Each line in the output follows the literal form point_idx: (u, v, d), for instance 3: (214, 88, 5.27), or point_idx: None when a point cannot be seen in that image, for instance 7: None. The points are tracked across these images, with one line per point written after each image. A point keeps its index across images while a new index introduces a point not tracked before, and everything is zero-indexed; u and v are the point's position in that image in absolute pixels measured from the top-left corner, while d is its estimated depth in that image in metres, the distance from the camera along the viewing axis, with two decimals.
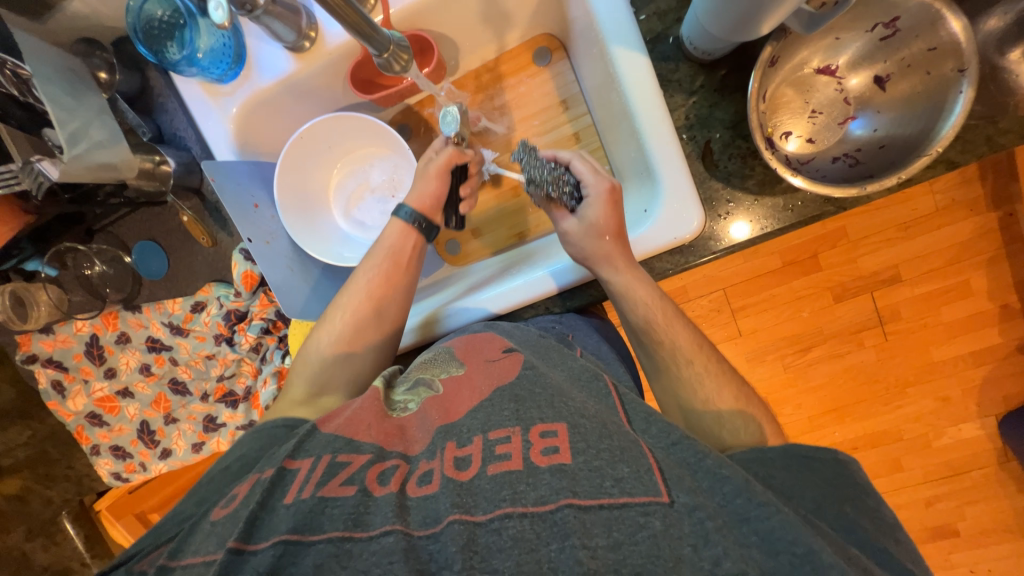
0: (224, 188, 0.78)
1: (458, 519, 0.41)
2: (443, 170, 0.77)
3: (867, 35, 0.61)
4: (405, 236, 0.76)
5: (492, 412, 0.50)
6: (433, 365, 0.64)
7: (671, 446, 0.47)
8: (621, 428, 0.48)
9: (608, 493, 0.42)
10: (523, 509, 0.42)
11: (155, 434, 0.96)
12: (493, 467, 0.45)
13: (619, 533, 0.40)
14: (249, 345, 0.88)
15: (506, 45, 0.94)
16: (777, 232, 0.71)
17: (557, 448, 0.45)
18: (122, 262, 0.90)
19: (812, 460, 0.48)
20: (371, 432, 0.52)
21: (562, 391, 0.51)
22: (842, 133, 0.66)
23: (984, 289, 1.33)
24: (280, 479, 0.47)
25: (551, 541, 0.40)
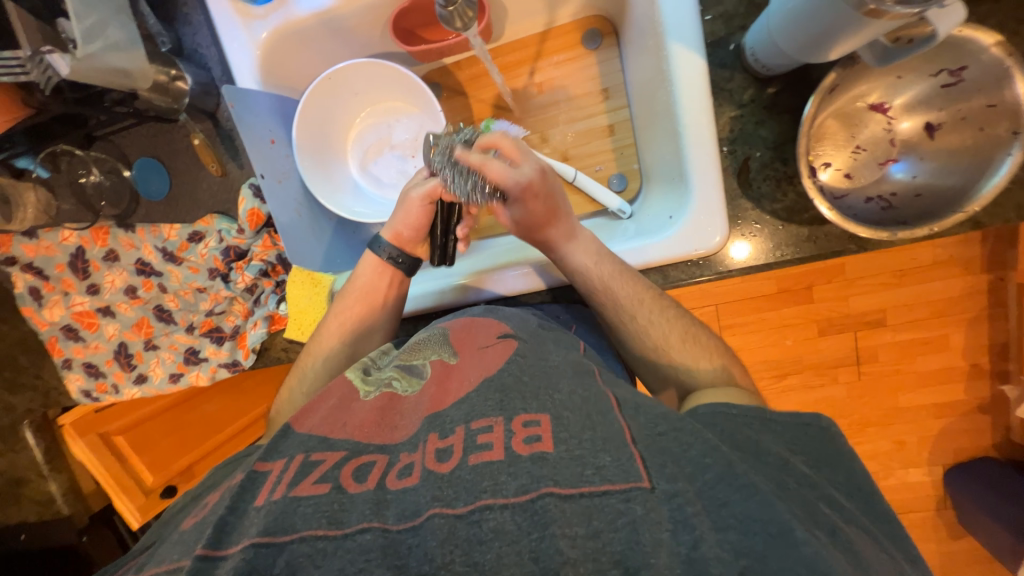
0: (243, 118, 0.74)
1: (439, 513, 0.37)
2: (424, 199, 0.71)
3: (929, 80, 0.60)
4: (379, 274, 0.73)
5: (476, 402, 0.46)
6: (423, 349, 0.59)
7: (657, 432, 0.42)
8: (607, 414, 0.43)
9: (589, 481, 0.38)
10: (505, 500, 0.37)
11: (132, 358, 0.89)
12: (473, 458, 0.41)
13: (599, 521, 0.36)
14: (244, 284, 0.84)
15: (556, 21, 0.90)
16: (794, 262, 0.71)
17: (539, 436, 0.41)
18: (121, 176, 0.86)
19: (774, 423, 0.46)
20: (347, 431, 0.48)
21: (551, 382, 0.48)
22: (881, 174, 0.66)
23: (961, 346, 1.37)
24: (252, 483, 0.44)
25: (531, 531, 0.35)
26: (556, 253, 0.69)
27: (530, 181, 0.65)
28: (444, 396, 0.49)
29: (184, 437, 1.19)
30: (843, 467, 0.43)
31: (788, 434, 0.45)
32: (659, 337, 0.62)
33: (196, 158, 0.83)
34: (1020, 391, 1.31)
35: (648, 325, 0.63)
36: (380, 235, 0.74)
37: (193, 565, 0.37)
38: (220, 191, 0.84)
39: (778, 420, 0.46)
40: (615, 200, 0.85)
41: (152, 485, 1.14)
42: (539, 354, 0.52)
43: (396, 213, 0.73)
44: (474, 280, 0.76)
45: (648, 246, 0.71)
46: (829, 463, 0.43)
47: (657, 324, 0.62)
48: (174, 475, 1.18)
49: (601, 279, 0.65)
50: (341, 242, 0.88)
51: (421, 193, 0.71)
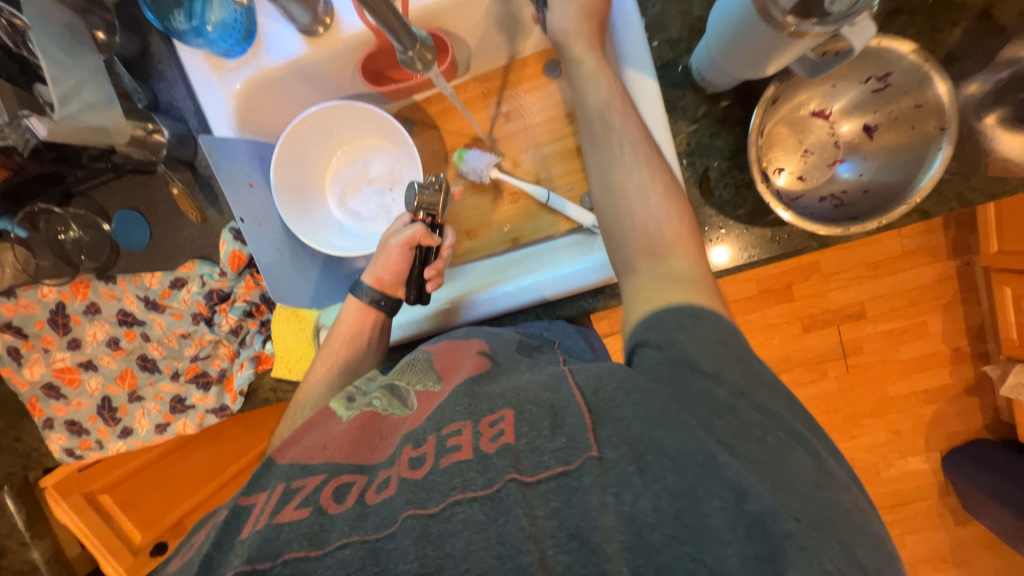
0: (220, 165, 0.77)
1: (412, 514, 0.38)
2: (401, 252, 0.71)
3: (860, 87, 0.65)
4: (362, 318, 0.74)
5: (447, 408, 0.48)
6: (408, 373, 0.60)
7: (614, 402, 0.42)
8: (569, 404, 0.43)
9: (546, 466, 0.39)
10: (473, 493, 0.39)
11: (116, 411, 0.88)
12: (444, 460, 0.42)
13: (556, 501, 0.38)
14: (229, 327, 0.85)
15: (518, 54, 0.96)
16: (763, 261, 0.74)
17: (502, 430, 0.43)
18: (100, 229, 0.87)
19: (702, 315, 0.46)
20: (326, 454, 0.48)
21: (523, 385, 0.49)
22: (831, 174, 0.70)
23: (940, 331, 1.41)
24: (235, 518, 0.44)
25: (496, 517, 0.37)
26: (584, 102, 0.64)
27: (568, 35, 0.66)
28: (425, 408, 0.51)
29: (172, 489, 1.17)
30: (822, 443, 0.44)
31: (750, 368, 0.44)
32: (648, 222, 0.54)
33: (176, 208, 0.85)
34: (1001, 371, 1.35)
35: (637, 203, 0.55)
36: (361, 282, 0.75)
37: None
38: (201, 237, 0.85)
39: (707, 314, 0.46)
40: (590, 217, 0.88)
41: (140, 544, 1.12)
42: (512, 371, 0.54)
43: (375, 264, 0.73)
44: (454, 305, 0.79)
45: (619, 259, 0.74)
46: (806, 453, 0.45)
47: (652, 203, 0.54)
48: (164, 530, 1.17)
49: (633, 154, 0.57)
50: (324, 277, 0.89)
51: (398, 244, 0.71)
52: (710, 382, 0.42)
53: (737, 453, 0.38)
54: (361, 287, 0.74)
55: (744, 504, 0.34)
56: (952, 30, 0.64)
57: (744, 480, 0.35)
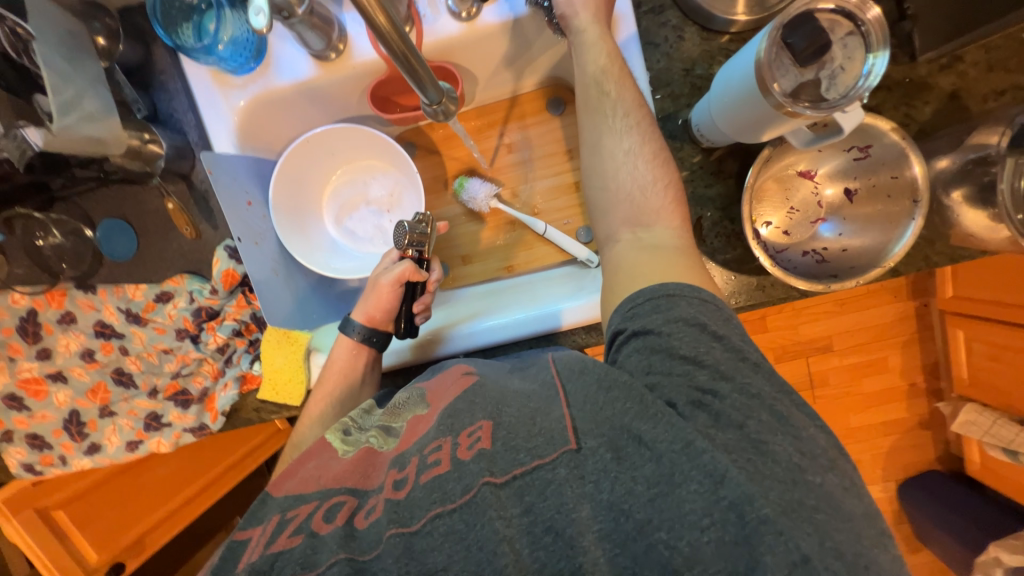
0: (220, 182, 0.75)
1: (394, 533, 0.42)
2: (392, 287, 0.72)
3: (844, 154, 0.70)
4: (355, 355, 0.74)
5: (426, 432, 0.49)
6: (401, 411, 0.59)
7: (589, 399, 0.45)
8: (551, 411, 0.46)
9: (521, 464, 0.43)
10: (452, 505, 0.42)
11: (84, 426, 0.84)
12: (425, 476, 0.44)
13: (530, 499, 0.41)
14: (215, 345, 0.82)
15: (523, 88, 0.98)
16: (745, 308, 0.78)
17: (480, 436, 0.45)
18: (83, 236, 0.84)
19: (676, 296, 0.48)
20: (320, 483, 0.49)
21: (502, 399, 0.49)
22: (814, 232, 0.74)
23: (900, 368, 1.51)
24: (232, 553, 0.44)
25: (474, 524, 0.40)
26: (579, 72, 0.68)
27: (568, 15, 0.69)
28: (410, 436, 0.52)
29: (134, 505, 1.11)
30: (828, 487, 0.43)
31: (732, 347, 0.45)
32: (633, 186, 0.60)
33: (167, 220, 0.83)
34: (952, 408, 1.44)
35: (624, 170, 0.61)
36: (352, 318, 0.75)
37: None
38: (191, 251, 0.83)
39: (680, 295, 0.48)
40: (583, 250, 0.91)
41: (95, 564, 1.06)
42: (499, 382, 0.53)
43: (367, 298, 0.74)
44: (433, 337, 0.81)
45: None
46: None
47: (638, 171, 0.60)
48: (121, 550, 1.12)
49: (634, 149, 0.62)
50: (317, 298, 0.89)
51: (388, 280, 0.72)
52: (687, 365, 0.44)
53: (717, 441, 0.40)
54: (352, 325, 0.75)
55: (717, 489, 0.37)
56: (923, 108, 0.70)
57: (720, 465, 0.38)
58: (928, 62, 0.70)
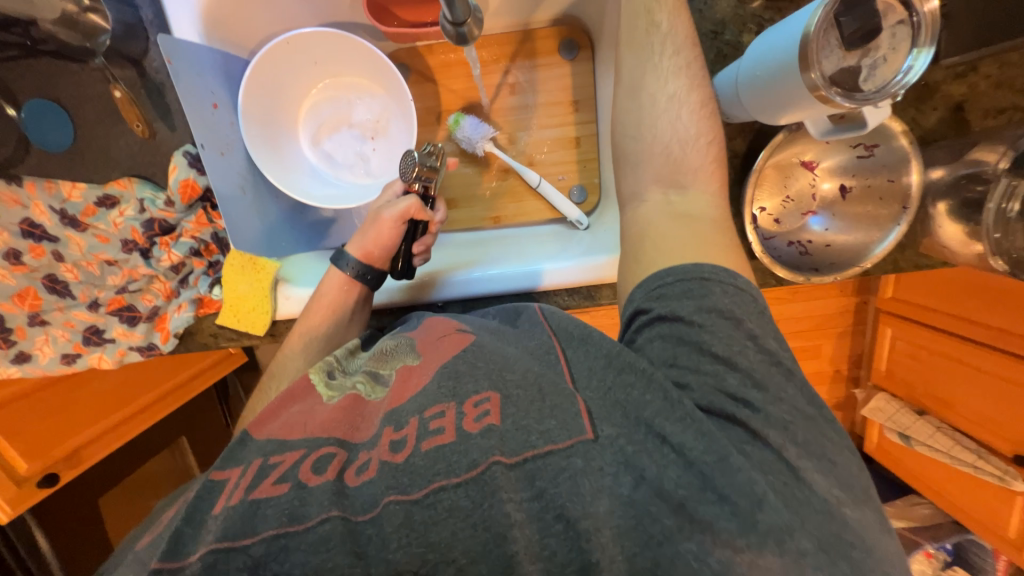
0: (180, 75, 0.65)
1: (393, 501, 0.41)
2: (395, 221, 0.67)
3: (849, 151, 0.70)
4: (347, 291, 0.70)
5: (428, 391, 0.49)
6: (388, 359, 0.59)
7: (607, 386, 0.46)
8: (558, 386, 0.47)
9: (533, 445, 0.42)
10: (457, 479, 0.41)
11: (10, 333, 0.75)
12: (426, 443, 0.44)
13: (542, 481, 0.41)
14: (170, 263, 0.75)
15: (537, 22, 0.89)
16: None
17: (488, 411, 0.45)
18: (0, 113, 0.70)
19: (710, 282, 0.48)
20: (306, 430, 0.50)
21: (505, 363, 0.50)
22: (803, 224, 0.75)
23: (829, 356, 1.65)
24: (208, 490, 0.46)
25: (482, 502, 0.40)
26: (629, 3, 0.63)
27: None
28: (404, 392, 0.52)
29: (69, 418, 1.05)
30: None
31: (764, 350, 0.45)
32: (673, 139, 0.58)
33: (114, 112, 0.71)
34: (865, 395, 1.62)
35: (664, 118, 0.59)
36: (346, 251, 0.70)
37: None
38: (143, 152, 0.73)
39: (713, 280, 0.48)
40: (574, 210, 0.88)
41: (26, 473, 1.01)
42: (495, 346, 0.53)
43: (366, 233, 0.69)
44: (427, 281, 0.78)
45: (591, 264, 0.77)
46: None
47: (680, 123, 0.58)
48: (57, 461, 1.06)
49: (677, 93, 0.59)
50: (287, 225, 0.81)
51: (390, 215, 0.67)
52: (710, 356, 0.44)
53: (749, 456, 0.41)
54: (345, 259, 0.70)
55: (752, 513, 0.37)
56: (929, 114, 0.71)
57: (754, 483, 0.38)
58: (945, 68, 0.69)
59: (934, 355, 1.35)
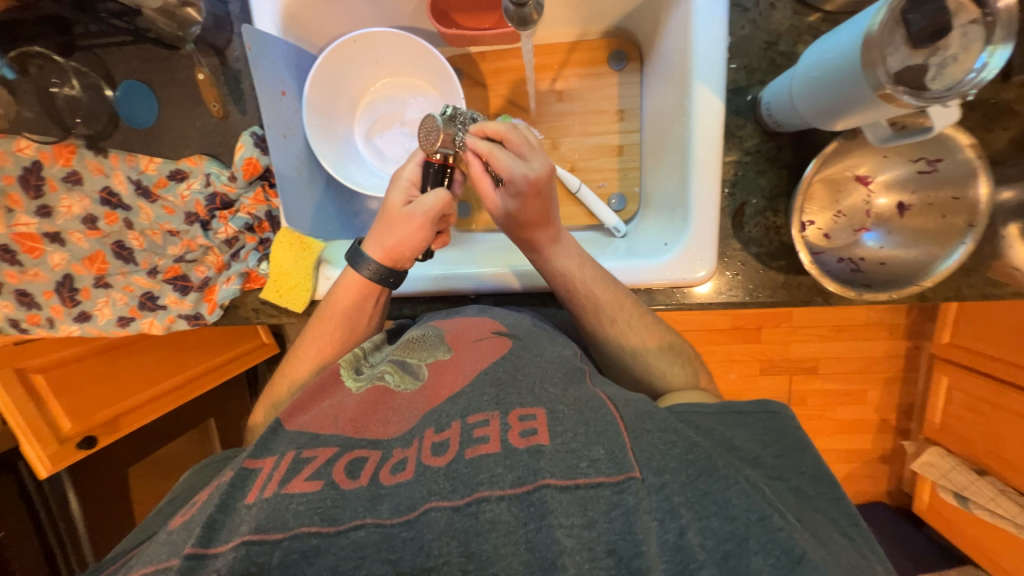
0: (258, 62, 0.70)
1: (435, 507, 0.36)
2: (427, 219, 0.60)
3: (909, 165, 0.68)
4: (365, 293, 0.64)
5: (472, 396, 0.45)
6: (417, 349, 0.55)
7: (644, 428, 0.41)
8: (599, 409, 0.43)
9: (584, 473, 0.38)
10: (501, 492, 0.37)
11: (78, 293, 0.82)
12: (470, 451, 0.39)
13: (593, 512, 0.36)
14: (225, 236, 0.79)
15: (587, 34, 0.93)
16: (743, 303, 0.77)
17: (535, 430, 0.41)
18: (99, 93, 0.78)
19: (745, 416, 0.46)
20: (338, 425, 0.45)
21: (545, 376, 0.47)
22: (856, 239, 0.72)
23: (876, 403, 1.53)
24: (241, 481, 0.41)
25: (527, 522, 0.36)
26: (540, 255, 0.63)
27: (536, 179, 0.55)
28: (440, 391, 0.47)
29: (110, 386, 1.10)
30: (809, 454, 0.44)
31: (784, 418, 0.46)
32: (627, 345, 0.62)
33: (194, 94, 0.78)
34: (916, 448, 1.47)
35: (612, 332, 0.62)
36: (364, 251, 0.64)
37: (184, 564, 0.35)
38: (215, 132, 0.79)
39: (748, 414, 0.46)
40: (612, 218, 0.89)
41: (68, 434, 1.04)
42: (533, 350, 0.51)
43: (390, 233, 0.62)
44: (451, 285, 0.77)
45: (643, 268, 0.74)
46: (802, 449, 0.44)
47: (628, 334, 0.61)
48: (95, 426, 1.09)
49: (584, 280, 0.62)
50: (334, 209, 0.85)
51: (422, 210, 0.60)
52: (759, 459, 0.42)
53: (788, 517, 0.36)
54: (363, 258, 0.64)
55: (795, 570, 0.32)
56: (1000, 134, 0.67)
57: (798, 544, 0.33)
58: (1018, 86, 0.66)
59: (998, 411, 1.23)
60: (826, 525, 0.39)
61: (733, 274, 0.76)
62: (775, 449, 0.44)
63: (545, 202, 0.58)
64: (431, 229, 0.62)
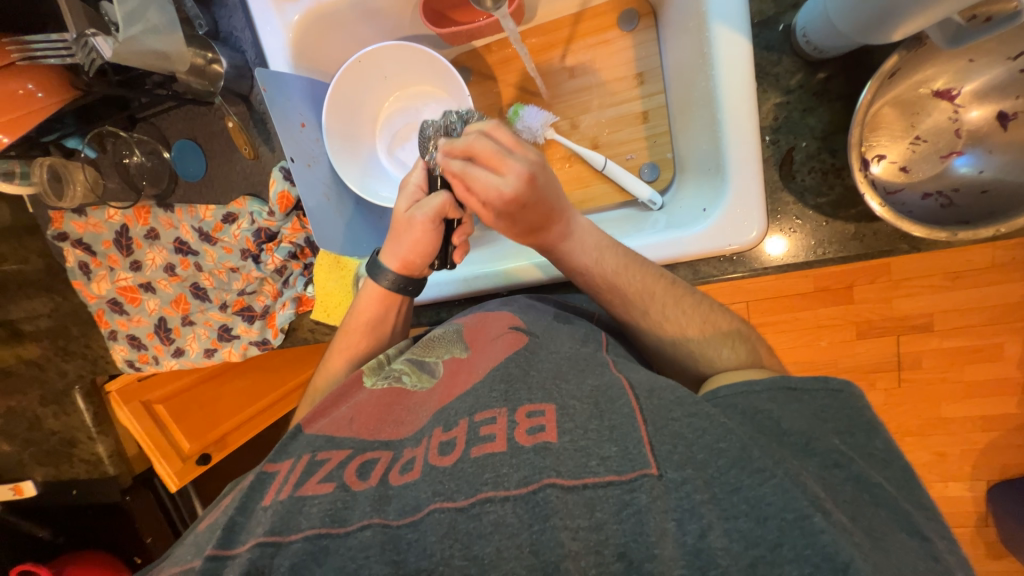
0: (276, 101, 0.75)
1: (439, 508, 0.36)
2: (432, 219, 0.62)
3: (1005, 65, 0.55)
4: (386, 303, 0.67)
5: (481, 392, 0.45)
6: (435, 347, 0.56)
7: (670, 417, 0.38)
8: (617, 400, 0.40)
9: (593, 472, 0.35)
10: (506, 492, 0.35)
11: (171, 332, 0.94)
12: (476, 450, 0.39)
13: (602, 512, 0.33)
14: (274, 266, 0.86)
15: (591, 1, 0.87)
16: (808, 263, 0.68)
17: (543, 427, 0.39)
18: (161, 157, 0.89)
19: (798, 392, 0.40)
20: (352, 428, 0.47)
21: (558, 372, 0.45)
22: (942, 168, 0.60)
23: (1016, 357, 1.27)
24: (261, 484, 0.44)
25: (531, 523, 0.33)
26: (555, 254, 0.61)
27: (528, 177, 0.54)
28: (453, 387, 0.48)
29: (215, 409, 1.26)
30: (877, 435, 0.38)
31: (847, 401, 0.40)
32: (665, 334, 0.56)
33: (230, 142, 0.85)
34: None
35: (647, 324, 0.57)
36: (382, 262, 0.66)
37: (204, 566, 0.37)
38: (253, 173, 0.86)
39: (803, 390, 0.40)
40: (645, 190, 0.82)
41: (188, 453, 1.21)
42: (551, 346, 0.50)
43: (401, 242, 0.64)
44: (480, 287, 0.76)
45: (682, 241, 0.67)
46: (867, 431, 0.38)
47: (665, 322, 0.55)
48: (208, 444, 1.26)
49: (604, 275, 0.58)
50: (366, 226, 0.88)
51: (417, 215, 0.62)
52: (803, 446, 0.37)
53: (834, 519, 0.30)
54: (382, 270, 0.66)
55: None
56: None
57: (844, 552, 0.28)
58: None
59: None
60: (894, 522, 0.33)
61: (790, 232, 0.67)
62: (837, 426, 0.38)
63: (544, 198, 0.55)
64: (438, 231, 0.63)
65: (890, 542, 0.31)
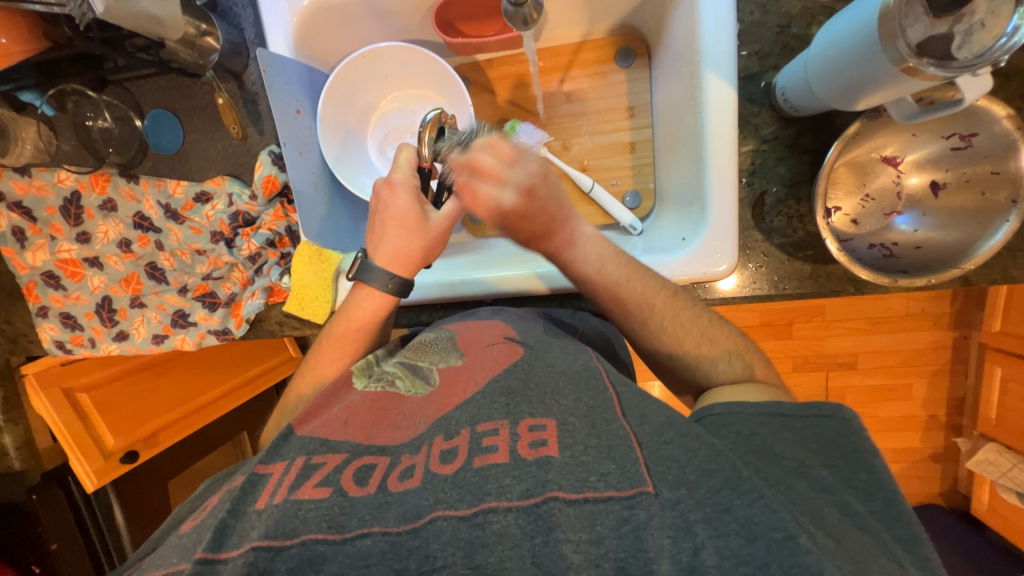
0: (273, 84, 0.73)
1: (441, 516, 0.36)
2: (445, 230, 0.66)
3: (940, 142, 0.64)
4: (378, 307, 0.66)
5: (482, 404, 0.45)
6: (429, 351, 0.57)
7: (662, 440, 0.41)
8: (613, 422, 0.43)
9: (593, 486, 0.37)
10: (509, 503, 0.36)
11: (115, 313, 0.86)
12: (479, 460, 0.40)
13: (603, 527, 0.35)
14: (248, 252, 0.82)
15: (593, 33, 0.92)
16: (766, 295, 0.75)
17: (545, 441, 0.40)
18: (131, 124, 0.84)
19: (792, 420, 0.46)
20: (347, 431, 0.45)
21: (557, 383, 0.47)
22: (887, 224, 0.69)
23: (923, 397, 1.44)
24: (249, 486, 0.42)
25: (535, 535, 0.35)
26: (557, 261, 0.63)
27: (531, 185, 0.56)
28: (452, 396, 0.48)
29: (149, 403, 1.13)
30: (850, 463, 0.43)
31: (807, 428, 0.45)
32: (665, 345, 0.60)
33: (215, 118, 0.81)
34: (970, 445, 1.38)
35: (649, 331, 0.60)
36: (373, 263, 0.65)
37: (192, 569, 0.36)
38: (236, 154, 0.82)
39: (795, 417, 0.46)
40: (627, 216, 0.87)
41: (112, 449, 1.07)
42: (544, 360, 0.51)
43: (411, 241, 0.65)
44: (462, 292, 0.76)
45: (664, 263, 0.72)
46: (854, 462, 0.43)
47: (667, 332, 0.59)
48: (138, 440, 1.12)
49: (606, 284, 0.61)
50: (349, 220, 0.87)
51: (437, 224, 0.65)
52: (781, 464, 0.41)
53: (817, 541, 0.34)
54: (372, 271, 0.65)
55: None
56: None
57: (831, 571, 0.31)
58: None
59: None
60: (873, 543, 0.36)
61: (756, 266, 0.74)
62: (826, 459, 0.43)
63: (544, 210, 0.58)
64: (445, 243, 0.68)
65: (868, 562, 0.34)
